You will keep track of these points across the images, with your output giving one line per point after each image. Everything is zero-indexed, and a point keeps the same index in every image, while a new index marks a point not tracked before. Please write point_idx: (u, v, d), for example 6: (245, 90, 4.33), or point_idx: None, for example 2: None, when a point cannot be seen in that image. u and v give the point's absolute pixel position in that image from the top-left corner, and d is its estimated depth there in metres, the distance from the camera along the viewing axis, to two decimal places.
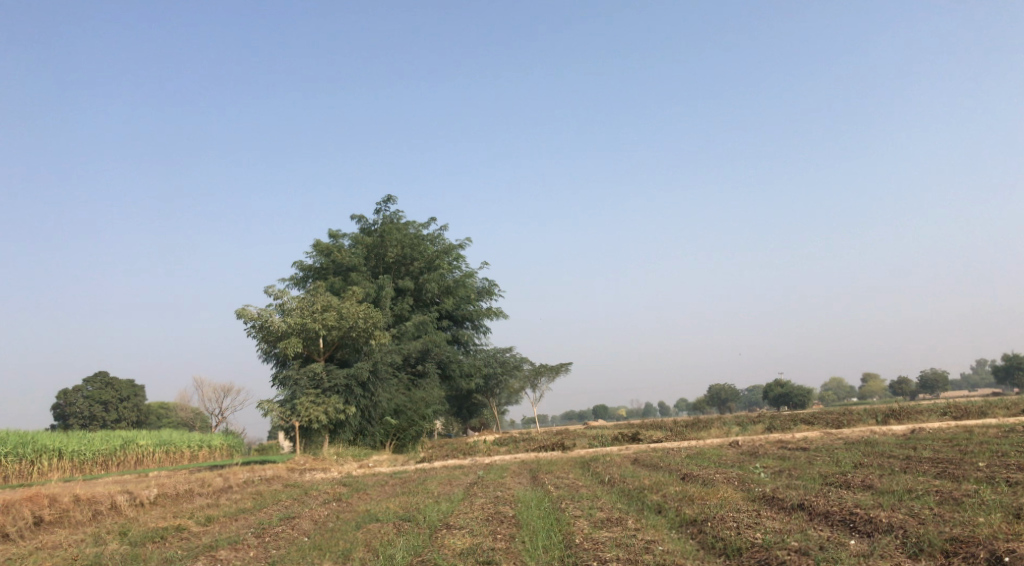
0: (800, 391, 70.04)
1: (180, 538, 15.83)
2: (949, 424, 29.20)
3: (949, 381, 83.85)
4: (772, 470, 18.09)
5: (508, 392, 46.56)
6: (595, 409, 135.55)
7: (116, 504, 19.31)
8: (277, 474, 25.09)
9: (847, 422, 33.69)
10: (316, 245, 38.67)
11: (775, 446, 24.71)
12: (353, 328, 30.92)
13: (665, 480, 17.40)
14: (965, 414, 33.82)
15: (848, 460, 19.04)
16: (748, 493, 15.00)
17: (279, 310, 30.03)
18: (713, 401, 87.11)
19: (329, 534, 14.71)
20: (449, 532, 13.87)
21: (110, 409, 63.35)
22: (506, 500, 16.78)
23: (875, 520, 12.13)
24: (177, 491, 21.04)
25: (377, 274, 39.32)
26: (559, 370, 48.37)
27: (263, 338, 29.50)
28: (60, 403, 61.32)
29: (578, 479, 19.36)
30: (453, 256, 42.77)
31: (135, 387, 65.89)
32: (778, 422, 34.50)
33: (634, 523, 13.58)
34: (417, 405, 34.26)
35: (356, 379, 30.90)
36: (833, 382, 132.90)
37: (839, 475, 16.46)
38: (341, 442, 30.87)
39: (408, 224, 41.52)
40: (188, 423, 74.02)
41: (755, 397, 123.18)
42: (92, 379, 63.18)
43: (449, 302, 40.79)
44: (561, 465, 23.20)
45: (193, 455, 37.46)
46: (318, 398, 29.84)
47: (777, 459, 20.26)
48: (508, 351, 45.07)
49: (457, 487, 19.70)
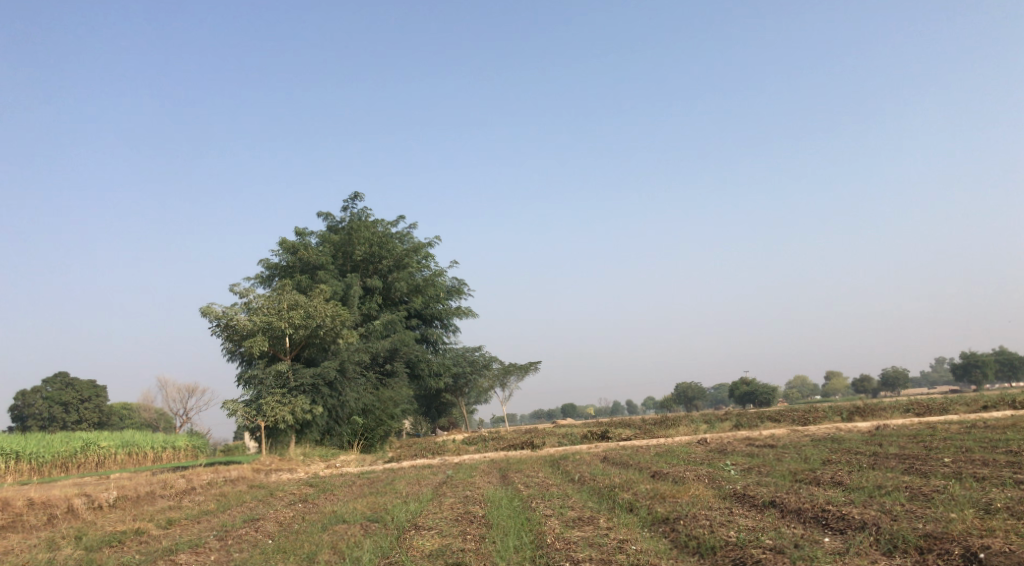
0: (765, 389, 70.69)
1: (140, 542, 15.35)
2: (913, 421, 29.54)
3: (909, 379, 85.23)
4: (742, 468, 18.05)
5: (478, 391, 46.30)
6: (563, 408, 135.86)
7: (72, 508, 18.70)
8: (242, 474, 24.60)
9: (813, 419, 33.94)
10: (283, 243, 38.05)
11: (743, 443, 24.82)
12: (321, 326, 30.47)
13: (636, 478, 17.31)
14: (928, 411, 34.29)
15: (817, 457, 19.12)
16: (720, 490, 14.96)
17: (245, 309, 29.47)
18: (679, 400, 87.84)
19: (294, 536, 14.35)
20: (418, 532, 13.62)
21: (71, 410, 61.95)
22: (476, 500, 16.52)
23: (848, 517, 12.12)
24: (138, 493, 20.51)
25: (344, 272, 38.82)
26: (529, 369, 48.22)
27: (228, 336, 28.92)
28: (18, 404, 59.82)
29: (548, 478, 19.22)
30: (423, 255, 42.38)
31: (96, 387, 64.43)
32: (744, 419, 34.67)
33: (606, 522, 13.44)
34: (386, 405, 33.93)
35: (323, 378, 30.47)
36: (798, 381, 134.57)
37: (808, 472, 16.50)
38: (308, 442, 30.42)
39: (376, 222, 41.04)
40: (151, 424, 72.64)
41: (721, 396, 124.67)
42: (51, 379, 61.66)
43: (418, 301, 40.44)
44: (530, 464, 23.05)
45: (157, 456, 36.67)
46: (284, 397, 29.33)
47: (746, 457, 20.34)
48: (478, 350, 44.86)
49: (425, 487, 19.47)
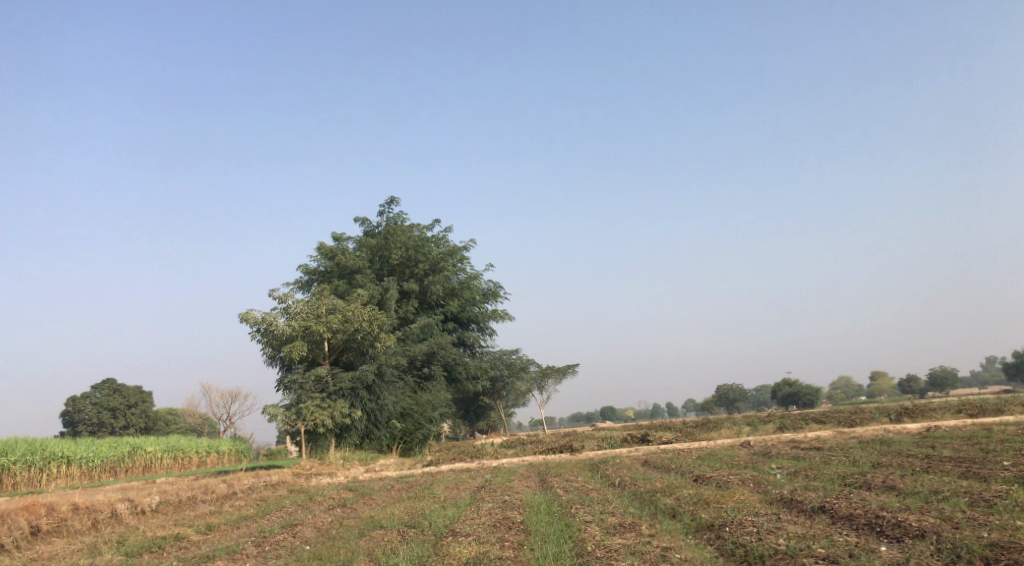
0: (808, 390, 69.28)
1: (179, 547, 15.35)
2: (966, 422, 28.55)
3: (958, 379, 82.97)
4: (788, 472, 17.47)
5: (515, 395, 46.04)
6: (602, 412, 135.05)
7: (116, 512, 18.85)
8: (282, 479, 24.65)
9: (859, 421, 33.01)
10: (320, 248, 38.28)
11: (788, 446, 24.15)
12: (359, 330, 30.48)
13: (679, 482, 16.84)
14: (981, 412, 33.09)
15: (866, 459, 18.48)
16: (765, 495, 14.47)
17: (284, 314, 29.60)
18: (721, 401, 86.59)
19: (330, 543, 14.24)
20: (455, 539, 13.39)
21: (118, 415, 63.10)
22: (515, 505, 16.27)
23: (905, 525, 11.59)
24: (180, 498, 20.62)
25: (381, 277, 38.87)
26: (567, 372, 47.78)
27: (268, 341, 29.09)
28: (69, 410, 60.98)
29: (588, 482, 18.81)
30: (459, 258, 42.25)
31: (143, 393, 65.55)
32: (789, 421, 33.82)
33: (648, 529, 13.06)
34: (424, 408, 33.84)
35: (361, 382, 30.47)
36: (842, 381, 131.99)
37: (858, 475, 15.89)
38: (347, 446, 30.40)
39: (412, 227, 41.05)
40: (196, 429, 73.75)
41: (764, 398, 122.69)
42: (100, 385, 62.85)
43: (455, 304, 40.30)
44: (570, 468, 22.68)
45: (201, 460, 37.06)
46: (323, 402, 29.38)
47: (792, 460, 19.74)
48: (515, 353, 44.58)
49: (463, 491, 19.25)
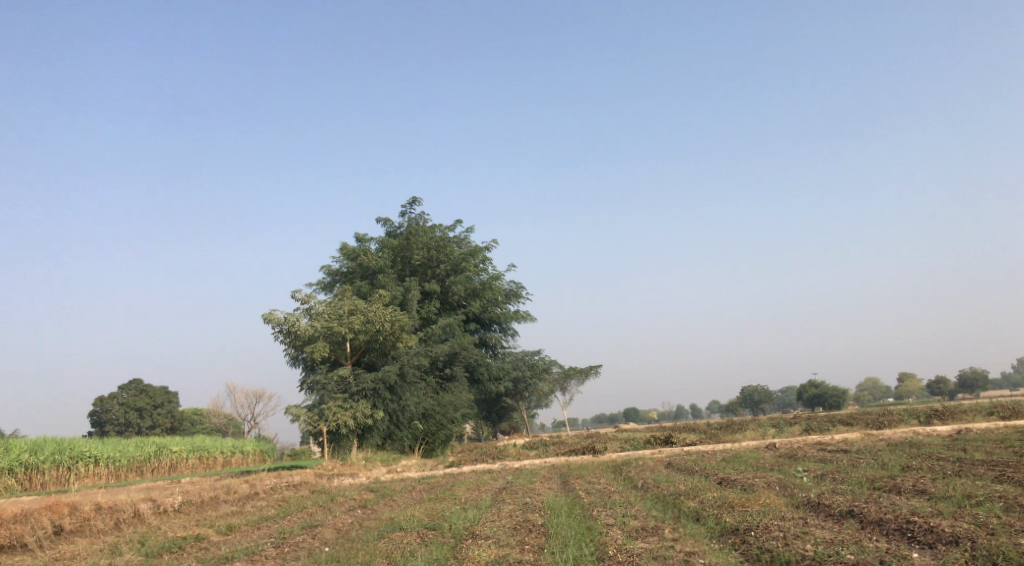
0: (835, 391, 68.30)
1: (199, 548, 15.34)
2: (998, 425, 27.87)
3: (989, 380, 81.54)
4: (815, 475, 17.11)
5: (538, 396, 45.83)
6: (626, 413, 134.43)
7: (139, 512, 18.94)
8: (304, 479, 24.66)
9: (888, 423, 32.42)
10: (342, 248, 38.34)
11: (815, 448, 23.69)
12: (381, 330, 30.41)
13: (703, 485, 16.57)
14: (1014, 414, 32.34)
15: (895, 463, 18.09)
16: (792, 498, 14.17)
17: (307, 314, 29.64)
18: (746, 403, 85.73)
19: (349, 544, 14.14)
20: (475, 542, 13.21)
21: (145, 415, 63.71)
22: (536, 508, 16.05)
23: (937, 530, 11.25)
24: (202, 498, 20.67)
25: (403, 277, 38.85)
26: (589, 373, 47.50)
27: (291, 342, 29.13)
28: (97, 410, 61.61)
29: (610, 484, 18.59)
30: (480, 258, 42.15)
31: (169, 394, 66.24)
32: (815, 423, 33.31)
33: (672, 532, 12.81)
34: (446, 409, 33.75)
35: (383, 383, 30.41)
36: (869, 383, 130.16)
37: (888, 478, 15.52)
38: (369, 447, 30.37)
39: (434, 227, 40.98)
40: (221, 429, 74.34)
41: (789, 400, 121.44)
42: (126, 386, 63.47)
43: (477, 305, 40.19)
44: (592, 470, 22.43)
45: (226, 460, 37.27)
46: (346, 402, 29.36)
47: (820, 462, 19.40)
48: (537, 354, 44.38)
49: (485, 493, 19.07)
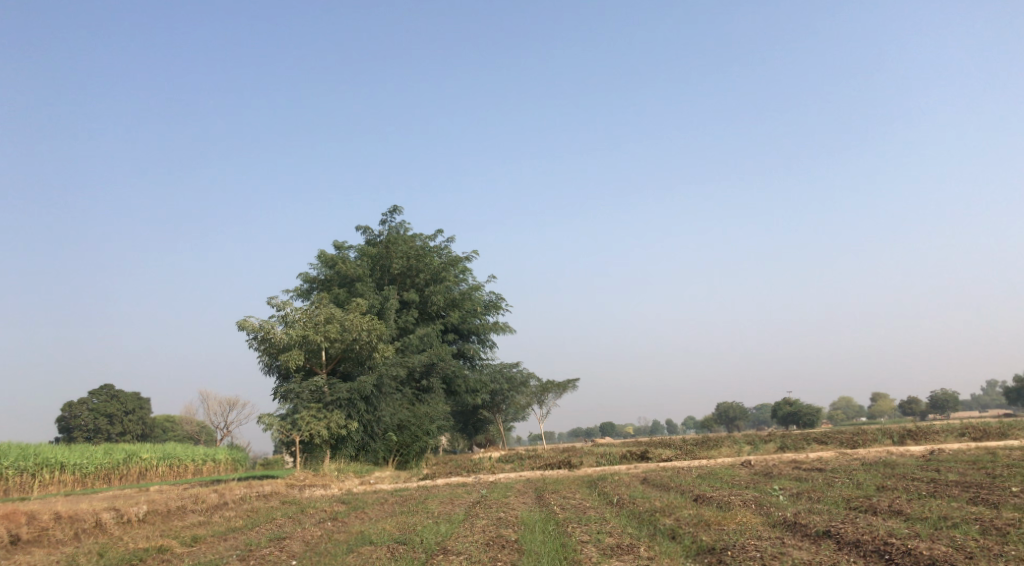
0: (809, 409, 68.67)
1: (161, 560, 14.95)
2: (969, 446, 28.06)
3: (959, 401, 82.52)
4: (791, 494, 17.00)
5: (515, 409, 45.55)
6: (602, 428, 134.38)
7: (101, 522, 18.46)
8: (275, 489, 24.18)
9: (862, 442, 32.52)
10: (320, 256, 37.95)
11: (790, 466, 23.67)
12: (357, 340, 30.04)
13: (678, 502, 16.40)
14: (985, 435, 32.62)
15: (871, 482, 18.05)
16: (768, 518, 14.04)
17: (282, 322, 29.22)
18: (721, 419, 86.01)
19: (318, 558, 13.79)
20: (446, 558, 12.91)
21: (115, 422, 62.59)
22: (509, 523, 15.79)
23: (915, 553, 11.16)
24: (168, 507, 20.18)
25: (382, 286, 38.48)
26: (567, 386, 47.29)
27: (265, 350, 28.66)
28: (65, 415, 60.38)
29: (585, 500, 18.37)
30: (460, 268, 41.90)
31: (140, 400, 65.07)
32: (790, 440, 33.35)
33: (647, 550, 12.63)
34: (421, 421, 33.34)
35: (359, 393, 30.05)
36: (842, 402, 131.23)
37: (863, 499, 15.43)
38: (342, 458, 29.93)
39: (414, 237, 40.69)
40: (193, 437, 73.14)
41: (764, 417, 122.13)
42: (97, 391, 62.34)
43: (455, 315, 39.88)
44: (567, 485, 22.23)
45: (197, 469, 36.56)
46: (319, 412, 28.93)
47: (795, 481, 19.34)
48: (515, 366, 44.13)
49: (458, 507, 18.78)
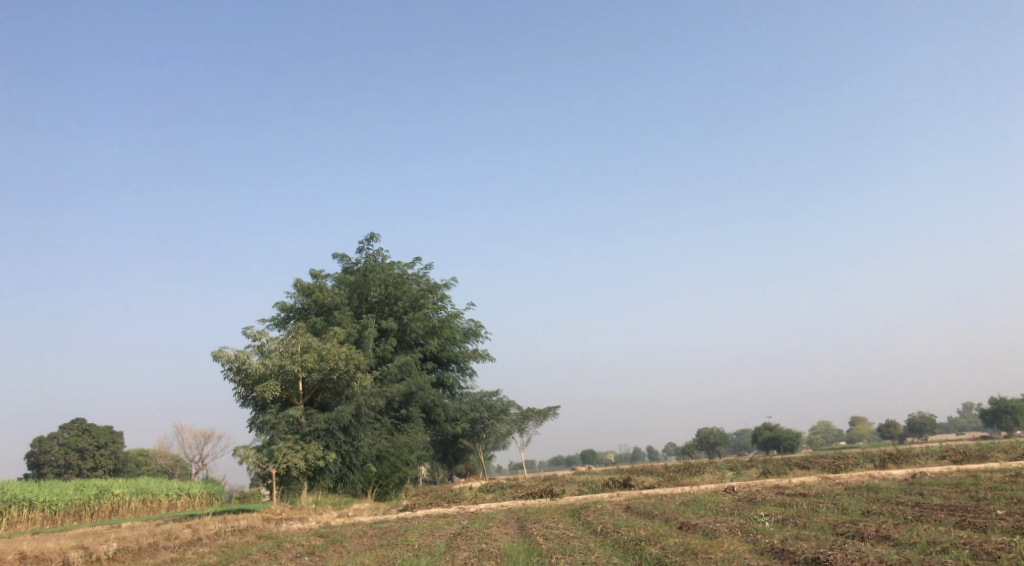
0: (789, 434, 68.72)
1: None
2: (949, 469, 28.07)
3: (937, 424, 83.07)
4: (776, 520, 16.79)
5: (496, 438, 45.06)
6: (583, 456, 133.58)
7: (68, 561, 17.85)
8: (251, 524, 23.53)
9: (843, 467, 32.44)
10: (297, 284, 37.53)
11: (773, 492, 23.48)
12: (335, 369, 29.61)
13: (663, 531, 16.14)
14: (965, 458, 32.67)
15: (856, 507, 17.86)
16: (755, 545, 13.81)
17: (258, 351, 28.74)
18: (701, 445, 85.87)
19: None
20: None
21: (86, 457, 61.22)
22: (491, 555, 15.41)
23: None
24: (140, 544, 19.53)
25: (359, 314, 38.08)
26: (548, 414, 46.92)
27: (240, 380, 28.14)
28: (34, 451, 58.98)
29: (569, 530, 18.06)
30: (438, 296, 41.59)
31: (113, 434, 63.71)
32: (772, 466, 33.17)
33: None
34: (401, 451, 32.79)
35: (337, 423, 29.56)
36: (821, 426, 131.63)
37: (850, 524, 15.24)
38: (320, 490, 29.35)
39: (392, 264, 40.39)
40: (167, 471, 71.63)
41: (743, 442, 122.32)
42: (68, 425, 60.96)
43: (434, 343, 39.51)
44: (550, 514, 21.85)
45: (171, 504, 35.68)
46: (296, 443, 28.37)
47: (780, 507, 19.11)
48: (495, 394, 43.74)
49: (439, 539, 18.41)
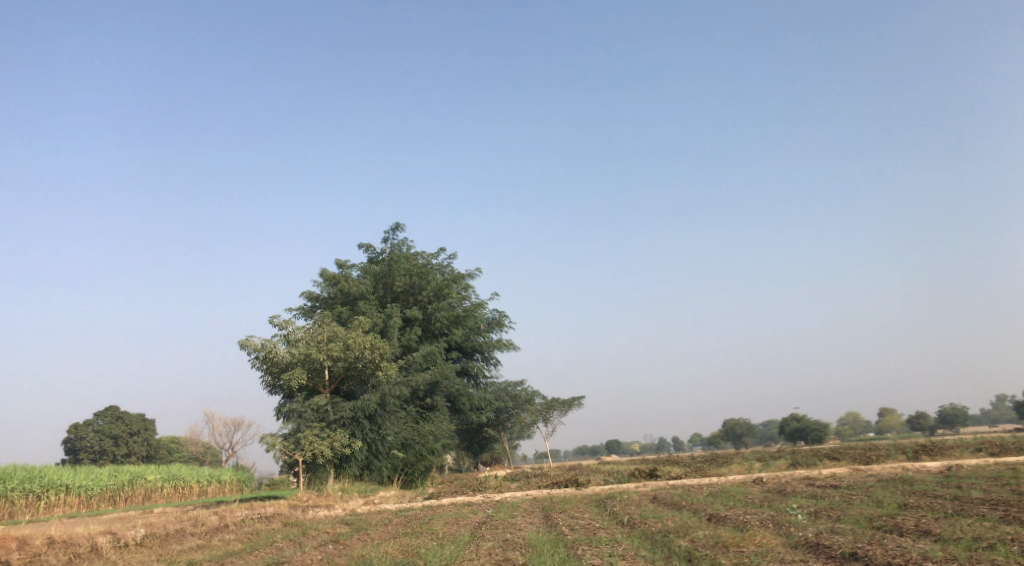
0: (817, 425, 67.78)
1: None
2: (987, 461, 27.29)
3: (969, 416, 81.47)
4: (809, 512, 16.38)
5: (521, 427, 44.77)
6: (608, 446, 132.67)
7: (96, 546, 17.88)
8: (277, 511, 23.52)
9: (876, 458, 31.71)
10: (323, 274, 37.52)
11: (804, 483, 22.98)
12: (360, 358, 29.47)
13: (691, 522, 15.78)
14: (1002, 451, 31.82)
15: (892, 500, 17.37)
16: (789, 538, 13.40)
17: (284, 340, 28.72)
18: (727, 436, 85.04)
19: None
20: None
21: (121, 443, 62.00)
22: (516, 545, 15.12)
23: None
24: (167, 530, 19.52)
25: (384, 304, 37.98)
26: (572, 404, 46.56)
27: (267, 369, 28.14)
28: (71, 437, 59.90)
29: (595, 520, 17.75)
30: (463, 286, 41.36)
31: (146, 421, 64.42)
32: (801, 457, 32.52)
33: None
34: (426, 439, 32.70)
35: (362, 412, 29.47)
36: (850, 417, 129.69)
37: (888, 518, 14.79)
38: (346, 477, 29.33)
39: (417, 254, 40.19)
40: (198, 458, 72.36)
41: (769, 433, 121.12)
42: (102, 413, 61.83)
43: (459, 333, 39.35)
44: (576, 504, 21.56)
45: (202, 490, 35.86)
46: (323, 431, 28.33)
47: (811, 499, 18.63)
48: (520, 384, 43.49)
49: (463, 528, 18.19)
